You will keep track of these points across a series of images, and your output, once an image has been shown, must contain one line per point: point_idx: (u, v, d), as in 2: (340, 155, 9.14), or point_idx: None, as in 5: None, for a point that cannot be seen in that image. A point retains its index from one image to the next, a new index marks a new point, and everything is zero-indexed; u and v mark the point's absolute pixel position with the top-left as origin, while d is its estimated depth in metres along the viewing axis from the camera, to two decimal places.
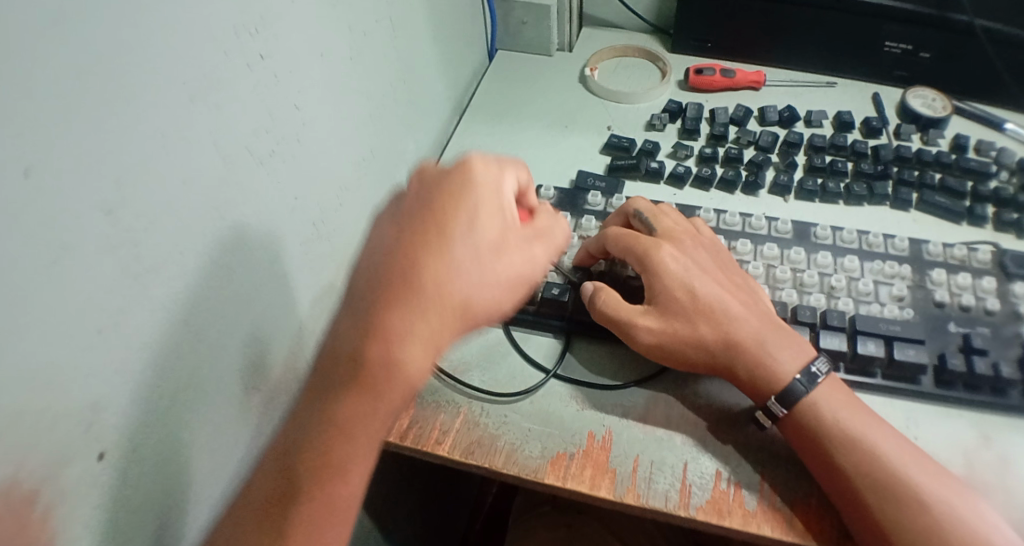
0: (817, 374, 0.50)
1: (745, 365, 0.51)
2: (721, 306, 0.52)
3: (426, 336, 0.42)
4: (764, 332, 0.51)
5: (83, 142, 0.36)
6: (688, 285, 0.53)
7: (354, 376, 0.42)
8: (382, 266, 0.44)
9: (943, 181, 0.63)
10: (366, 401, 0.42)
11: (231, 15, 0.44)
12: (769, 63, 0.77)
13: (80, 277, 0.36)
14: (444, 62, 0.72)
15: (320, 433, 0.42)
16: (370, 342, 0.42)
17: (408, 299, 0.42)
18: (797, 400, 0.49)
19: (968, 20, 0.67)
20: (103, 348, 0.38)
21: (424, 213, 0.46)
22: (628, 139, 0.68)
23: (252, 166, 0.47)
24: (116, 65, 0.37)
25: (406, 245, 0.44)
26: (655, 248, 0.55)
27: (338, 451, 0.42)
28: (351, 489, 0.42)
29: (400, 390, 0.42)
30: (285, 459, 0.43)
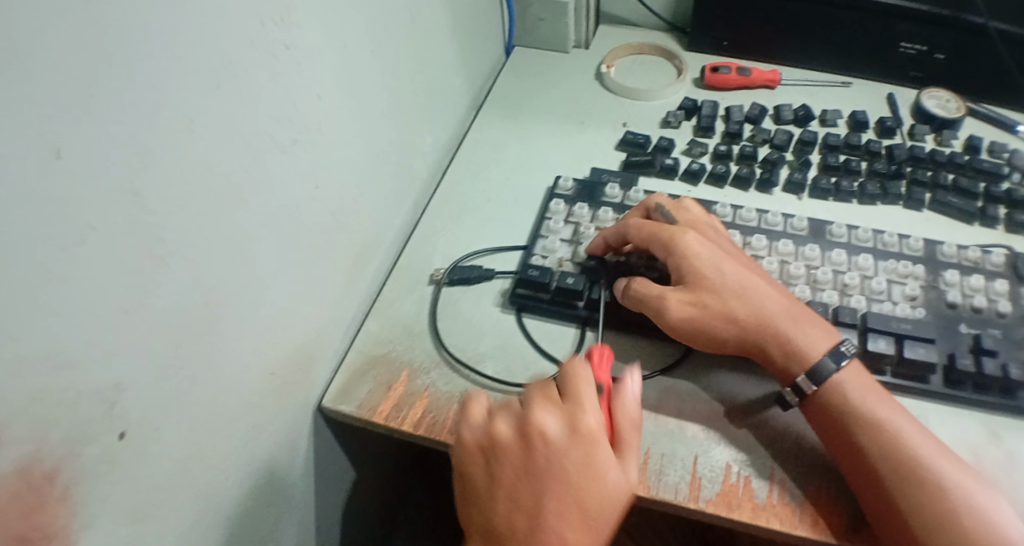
0: (845, 353, 0.51)
1: (778, 345, 0.52)
2: (751, 288, 0.53)
3: (625, 470, 0.47)
4: (795, 314, 0.52)
5: (111, 125, 0.36)
6: (718, 267, 0.54)
7: (568, 499, 0.45)
8: (553, 492, 0.45)
9: (956, 181, 0.63)
10: (579, 509, 0.45)
11: (257, 7, 0.45)
12: (786, 62, 0.78)
13: (107, 257, 0.37)
14: (463, 58, 0.73)
15: (562, 482, 0.45)
16: (584, 476, 0.45)
17: (599, 456, 0.46)
18: (826, 378, 0.50)
19: (984, 21, 0.68)
20: (126, 328, 0.39)
21: (558, 485, 0.45)
22: (643, 136, 0.69)
23: (274, 155, 0.48)
24: (144, 52, 0.38)
25: (582, 466, 0.46)
26: (682, 234, 0.56)
27: (590, 487, 0.45)
28: (615, 498, 0.46)
29: (605, 509, 0.45)
30: (531, 520, 0.45)
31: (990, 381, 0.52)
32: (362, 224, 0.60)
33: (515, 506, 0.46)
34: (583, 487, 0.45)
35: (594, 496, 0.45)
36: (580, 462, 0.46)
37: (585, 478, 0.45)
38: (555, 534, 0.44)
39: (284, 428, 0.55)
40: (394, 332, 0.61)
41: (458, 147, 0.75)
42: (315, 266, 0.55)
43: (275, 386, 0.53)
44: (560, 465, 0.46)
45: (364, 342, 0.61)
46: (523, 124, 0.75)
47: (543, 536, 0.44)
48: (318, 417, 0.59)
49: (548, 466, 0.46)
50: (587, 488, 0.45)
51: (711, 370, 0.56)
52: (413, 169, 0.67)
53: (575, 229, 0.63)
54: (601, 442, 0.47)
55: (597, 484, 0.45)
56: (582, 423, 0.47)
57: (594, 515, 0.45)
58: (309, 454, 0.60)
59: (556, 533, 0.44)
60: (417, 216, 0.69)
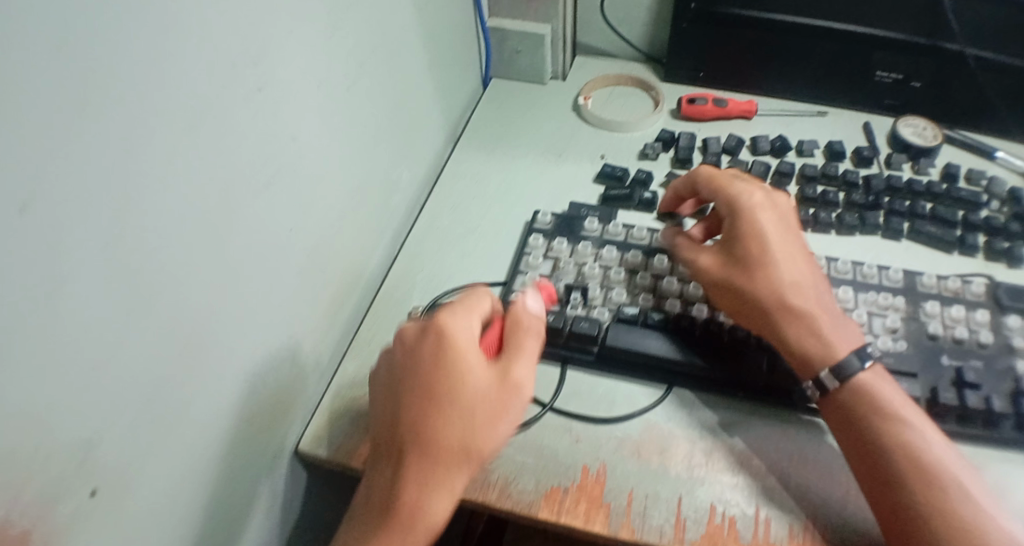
0: (868, 356, 0.52)
1: (790, 326, 0.53)
2: (778, 263, 0.55)
3: (506, 363, 0.49)
4: (824, 311, 0.53)
5: (79, 177, 0.35)
6: (760, 230, 0.56)
7: (422, 400, 0.47)
8: (410, 392, 0.48)
9: (934, 210, 0.63)
10: (433, 403, 0.47)
11: (227, 48, 0.43)
12: (761, 92, 0.78)
13: (77, 313, 0.36)
14: (440, 90, 0.73)
15: (420, 378, 0.48)
16: (435, 371, 0.48)
17: (454, 344, 0.48)
18: (851, 374, 0.51)
19: (959, 48, 0.68)
20: (98, 384, 0.38)
21: (411, 383, 0.48)
22: (622, 169, 0.69)
23: (247, 198, 0.47)
24: (113, 100, 0.37)
25: (434, 366, 0.48)
26: (748, 195, 0.58)
27: (439, 383, 0.47)
28: (473, 395, 0.47)
29: (473, 402, 0.47)
30: (394, 422, 0.48)
31: (974, 413, 0.51)
32: (339, 265, 0.59)
33: (388, 406, 0.49)
34: (438, 383, 0.47)
35: (450, 397, 0.47)
36: (438, 360, 0.48)
37: (450, 366, 0.48)
38: (421, 434, 0.46)
39: (260, 474, 0.54)
40: (372, 374, 0.60)
41: (436, 180, 0.74)
42: (291, 311, 0.54)
43: (250, 432, 0.52)
44: (418, 356, 0.49)
45: (340, 385, 0.60)
46: (501, 157, 0.75)
47: (405, 437, 0.47)
48: (295, 461, 0.58)
49: (410, 367, 0.49)
50: (437, 379, 0.47)
51: (693, 407, 0.56)
52: (390, 206, 0.66)
53: (555, 264, 0.62)
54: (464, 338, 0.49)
55: (444, 379, 0.47)
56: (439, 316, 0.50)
57: (453, 410, 0.47)
58: (287, 498, 0.58)
59: (414, 428, 0.46)
60: (395, 252, 0.69)
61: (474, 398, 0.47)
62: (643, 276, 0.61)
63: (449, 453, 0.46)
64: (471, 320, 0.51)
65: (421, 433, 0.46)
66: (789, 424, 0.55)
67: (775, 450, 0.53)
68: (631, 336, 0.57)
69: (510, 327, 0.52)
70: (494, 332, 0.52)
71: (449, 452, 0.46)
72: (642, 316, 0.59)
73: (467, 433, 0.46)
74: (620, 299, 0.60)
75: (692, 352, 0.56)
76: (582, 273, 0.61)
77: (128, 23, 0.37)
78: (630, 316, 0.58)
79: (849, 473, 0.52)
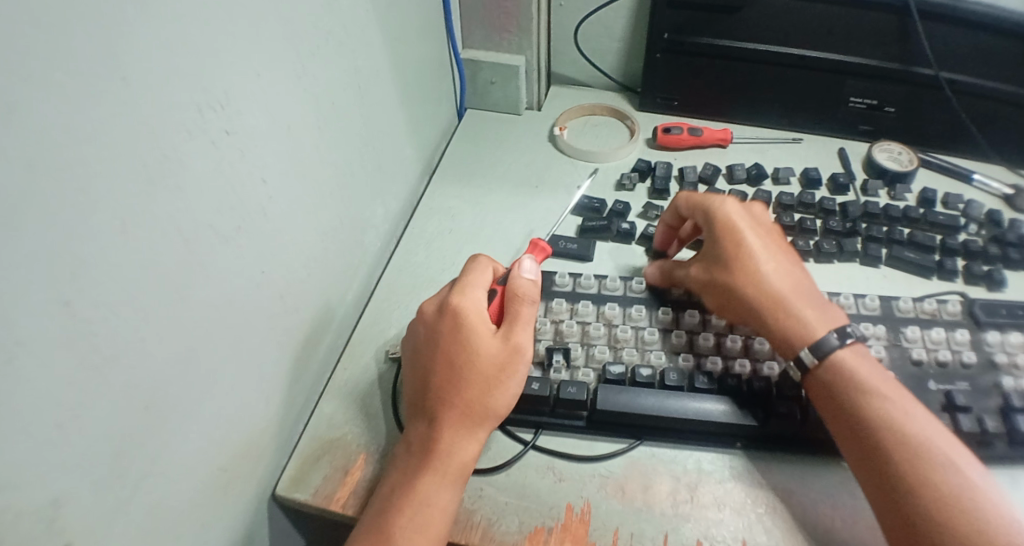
0: (849, 333, 0.52)
1: (777, 318, 0.53)
2: (757, 254, 0.55)
3: (497, 368, 0.53)
4: (799, 290, 0.54)
5: (37, 233, 0.35)
6: (737, 232, 0.56)
7: (430, 409, 0.52)
8: (421, 397, 0.53)
9: (911, 236, 0.63)
10: (438, 412, 0.52)
11: (193, 94, 0.42)
12: (737, 120, 0.78)
13: (37, 374, 0.35)
14: (413, 125, 0.72)
15: (429, 387, 0.53)
16: (440, 380, 0.52)
17: (455, 353, 0.53)
18: (827, 352, 0.51)
19: (934, 73, 0.68)
20: (61, 444, 0.37)
21: (423, 391, 0.53)
22: (599, 200, 0.69)
23: (216, 244, 0.46)
24: (74, 153, 0.36)
25: (440, 377, 0.52)
26: (721, 203, 0.58)
27: (446, 392, 0.52)
28: (471, 402, 0.52)
29: (470, 408, 0.52)
30: (410, 425, 0.53)
31: (968, 437, 0.51)
32: (314, 305, 0.59)
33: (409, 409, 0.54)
34: (443, 393, 0.52)
35: (450, 405, 0.52)
36: (443, 371, 0.52)
37: (456, 350, 0.53)
38: (426, 436, 0.52)
39: (237, 523, 0.52)
40: (351, 416, 0.59)
41: (412, 215, 0.74)
42: (266, 355, 0.53)
43: (225, 480, 0.50)
44: (429, 362, 0.54)
45: (317, 426, 0.59)
46: (477, 190, 0.74)
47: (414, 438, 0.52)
48: (273, 507, 0.57)
49: (423, 376, 0.54)
50: (441, 389, 0.52)
51: (677, 444, 0.55)
52: (364, 244, 0.66)
53: None
54: (464, 348, 0.53)
55: (448, 387, 0.52)
56: (446, 326, 0.54)
57: (454, 417, 0.52)
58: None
59: (422, 430, 0.52)
60: (371, 287, 0.68)
61: (472, 402, 0.52)
62: (623, 329, 0.59)
63: (447, 457, 0.51)
64: (478, 291, 0.56)
65: (427, 436, 0.51)
66: (770, 457, 0.54)
67: (759, 484, 0.53)
68: (621, 398, 0.54)
69: (506, 336, 0.54)
70: (497, 303, 0.57)
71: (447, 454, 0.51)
72: (628, 373, 0.56)
73: (463, 436, 0.51)
74: (603, 356, 0.58)
75: (686, 406, 0.54)
76: (560, 331, 0.59)
77: (92, 76, 0.36)
78: (617, 376, 0.56)
79: (834, 508, 0.51)
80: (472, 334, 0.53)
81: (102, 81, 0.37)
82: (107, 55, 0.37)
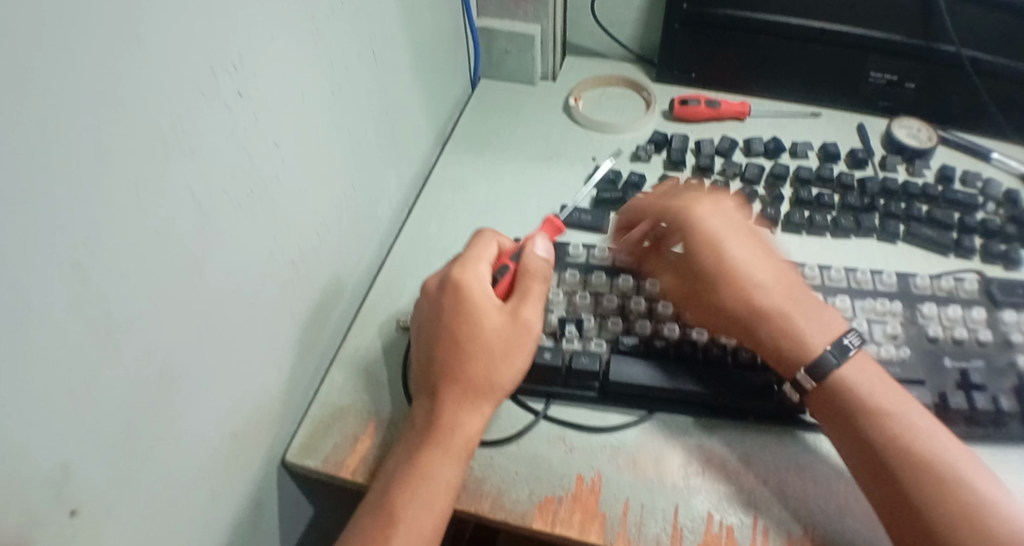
0: (848, 346, 0.50)
1: (771, 335, 0.52)
2: (741, 264, 0.54)
3: (505, 344, 0.52)
4: (798, 303, 0.53)
5: (54, 190, 0.34)
6: (717, 244, 0.55)
7: (437, 384, 0.52)
8: (428, 373, 0.53)
9: (930, 213, 0.62)
10: (444, 388, 0.52)
11: (207, 51, 0.41)
12: (754, 93, 0.77)
13: (51, 333, 0.35)
14: (426, 92, 0.71)
15: (435, 364, 0.53)
16: (446, 357, 0.52)
17: (461, 329, 0.52)
18: (828, 372, 0.50)
19: (956, 50, 0.67)
20: (75, 405, 0.37)
21: (430, 367, 0.53)
22: (613, 172, 0.68)
23: (230, 207, 0.45)
24: (88, 109, 0.35)
25: (447, 352, 0.52)
26: (693, 212, 0.57)
27: (452, 368, 0.52)
28: (477, 378, 0.51)
29: (476, 384, 0.51)
30: (418, 400, 0.53)
31: (983, 415, 0.51)
32: (325, 273, 0.58)
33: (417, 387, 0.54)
34: (449, 370, 0.52)
35: (456, 382, 0.51)
36: (450, 346, 0.52)
37: (462, 326, 0.52)
38: (432, 412, 0.51)
39: (247, 489, 0.52)
40: (361, 384, 0.59)
41: (423, 184, 0.73)
42: (277, 322, 0.52)
43: (235, 448, 0.50)
44: (436, 339, 0.53)
45: (328, 393, 0.58)
46: (490, 161, 0.74)
47: (419, 415, 0.52)
48: (283, 474, 0.57)
49: (431, 352, 0.53)
50: (447, 365, 0.52)
51: (689, 418, 0.55)
52: (376, 211, 0.65)
53: None
54: (471, 325, 0.52)
55: (455, 363, 0.52)
56: (452, 303, 0.54)
57: (459, 393, 0.51)
58: (276, 513, 0.57)
59: (427, 407, 0.52)
60: (382, 256, 0.67)
61: (478, 378, 0.51)
62: (637, 300, 0.58)
63: (452, 433, 0.50)
64: (483, 266, 0.55)
65: (433, 412, 0.51)
66: (784, 432, 0.54)
67: (772, 458, 0.52)
68: (634, 370, 0.54)
69: (516, 312, 0.54)
70: (505, 280, 0.55)
71: (451, 431, 0.50)
72: (641, 345, 0.56)
73: (468, 412, 0.51)
74: (616, 328, 0.57)
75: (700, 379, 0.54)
76: (572, 302, 0.59)
77: (105, 30, 0.35)
78: (630, 347, 0.56)
79: (847, 481, 0.51)
80: (478, 310, 0.53)
81: (117, 34, 0.36)
82: (120, 9, 0.36)
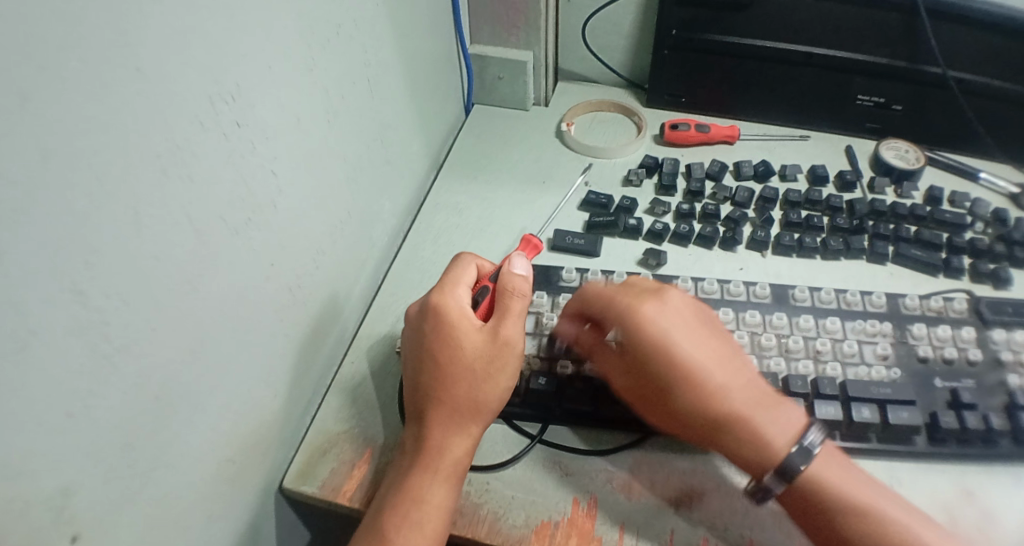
0: (812, 446, 0.48)
1: (740, 448, 0.49)
2: (702, 372, 0.50)
3: (486, 365, 0.53)
4: (757, 398, 0.50)
5: (53, 221, 0.35)
6: (671, 352, 0.50)
7: (425, 409, 0.53)
8: (415, 398, 0.54)
9: (918, 233, 0.63)
10: (430, 413, 0.52)
11: (205, 87, 0.42)
12: (744, 117, 0.78)
13: (50, 360, 0.36)
14: (421, 119, 0.72)
15: (421, 388, 0.53)
16: (430, 382, 0.53)
17: (442, 354, 0.53)
18: (795, 474, 0.47)
19: (941, 71, 0.68)
20: (75, 432, 0.37)
21: (417, 392, 0.54)
22: (605, 197, 0.69)
23: (227, 237, 0.46)
24: (87, 144, 0.36)
25: (431, 377, 0.53)
26: (637, 320, 0.52)
27: (436, 392, 0.52)
28: (462, 401, 0.52)
29: (461, 406, 0.52)
30: (409, 424, 0.54)
31: (974, 434, 0.51)
32: (321, 299, 0.59)
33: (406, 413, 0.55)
34: (434, 394, 0.53)
35: (441, 405, 0.52)
36: (433, 371, 0.53)
37: (443, 350, 0.53)
38: (420, 436, 0.52)
39: (244, 514, 0.52)
40: (358, 409, 0.59)
41: (419, 209, 0.74)
42: (273, 347, 0.53)
43: (233, 472, 0.50)
44: (420, 364, 0.54)
45: (325, 418, 0.59)
46: (484, 185, 0.75)
47: (409, 439, 0.53)
48: (280, 499, 0.57)
49: (416, 377, 0.54)
50: (432, 390, 0.53)
51: (683, 441, 0.55)
52: (371, 238, 0.66)
53: (537, 319, 0.59)
54: (450, 349, 0.53)
55: (438, 386, 0.52)
56: (432, 328, 0.54)
57: (444, 417, 0.52)
58: (273, 538, 0.57)
59: (415, 432, 0.53)
60: (378, 281, 0.68)
61: (461, 401, 0.52)
62: None
63: (438, 456, 0.51)
64: (461, 289, 0.56)
65: (421, 436, 0.52)
66: None
67: None
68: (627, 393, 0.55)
69: (494, 332, 0.53)
70: (486, 301, 0.56)
71: (438, 454, 0.51)
72: None
73: (454, 435, 0.52)
74: None
75: None
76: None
77: (105, 67, 0.36)
78: None
79: None
80: (456, 335, 0.53)
81: (116, 71, 0.37)
82: (120, 47, 0.37)
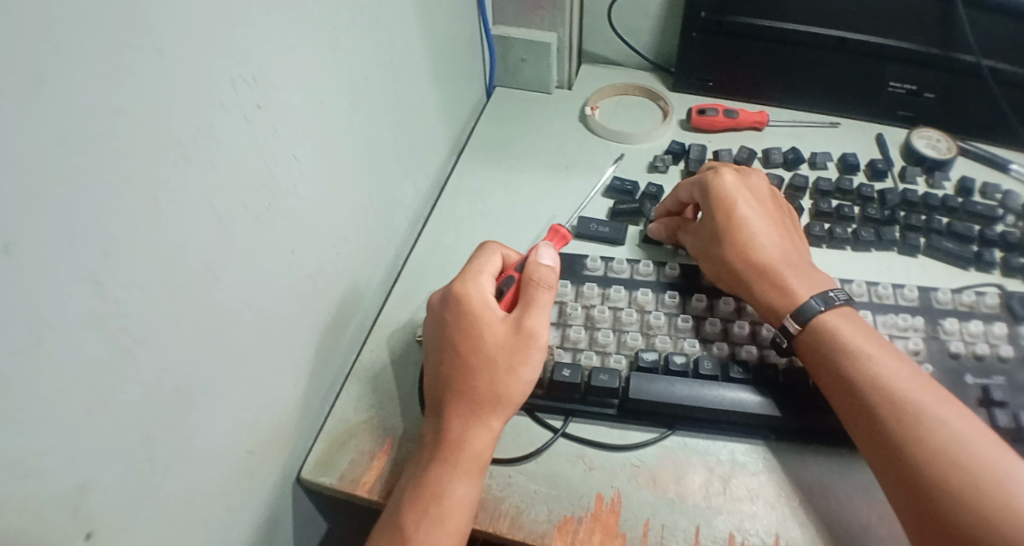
0: (833, 298, 0.52)
1: (766, 285, 0.54)
2: (751, 225, 0.57)
3: (512, 361, 0.51)
4: (796, 263, 0.55)
5: (67, 209, 0.33)
6: (729, 203, 0.58)
7: (445, 401, 0.51)
8: (434, 390, 0.52)
9: (950, 225, 0.62)
10: (450, 404, 0.51)
11: (227, 66, 0.40)
12: (772, 103, 0.76)
13: (65, 356, 0.34)
14: (443, 99, 0.70)
15: (439, 380, 0.52)
16: (449, 376, 0.51)
17: (463, 346, 0.52)
18: (811, 318, 0.52)
19: (975, 60, 0.67)
20: (90, 428, 0.36)
21: (437, 383, 0.52)
22: (631, 183, 0.68)
23: (249, 222, 0.44)
24: (102, 126, 0.34)
25: (451, 369, 0.52)
26: (717, 173, 0.59)
27: (455, 383, 0.51)
28: (483, 393, 0.51)
29: (484, 399, 0.51)
30: (428, 416, 0.52)
31: (1004, 434, 0.50)
32: (341, 286, 0.57)
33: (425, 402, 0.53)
34: (455, 386, 0.51)
35: (460, 397, 0.51)
36: (452, 364, 0.52)
37: (464, 342, 0.52)
38: (440, 428, 0.50)
39: (262, 506, 0.51)
40: (374, 398, 0.58)
41: (440, 194, 0.72)
42: (292, 334, 0.51)
43: (251, 465, 0.49)
44: (440, 357, 0.53)
45: (344, 408, 0.57)
46: (507, 169, 0.73)
47: (428, 432, 0.51)
48: (298, 490, 0.56)
49: (435, 371, 0.53)
50: (451, 383, 0.51)
51: (710, 435, 0.54)
52: (392, 222, 0.64)
53: (561, 309, 0.58)
54: (469, 341, 0.52)
55: (458, 377, 0.51)
56: (452, 320, 0.53)
57: (465, 409, 0.50)
58: (290, 530, 0.56)
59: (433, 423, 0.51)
60: (399, 267, 0.67)
61: (482, 395, 0.51)
62: (656, 316, 0.57)
63: (460, 451, 0.49)
64: (484, 278, 0.55)
65: (439, 430, 0.50)
66: (807, 450, 0.53)
67: (794, 476, 0.52)
68: (655, 387, 0.53)
69: (519, 325, 0.52)
70: (510, 292, 0.54)
71: (458, 448, 0.49)
72: (662, 361, 0.55)
73: (474, 428, 0.50)
74: (636, 343, 0.56)
75: (721, 396, 0.53)
76: (591, 317, 0.58)
77: (120, 43, 0.34)
78: (650, 363, 0.54)
79: (871, 501, 0.50)
80: (477, 327, 0.52)
81: (133, 50, 0.34)
82: (137, 23, 0.34)
